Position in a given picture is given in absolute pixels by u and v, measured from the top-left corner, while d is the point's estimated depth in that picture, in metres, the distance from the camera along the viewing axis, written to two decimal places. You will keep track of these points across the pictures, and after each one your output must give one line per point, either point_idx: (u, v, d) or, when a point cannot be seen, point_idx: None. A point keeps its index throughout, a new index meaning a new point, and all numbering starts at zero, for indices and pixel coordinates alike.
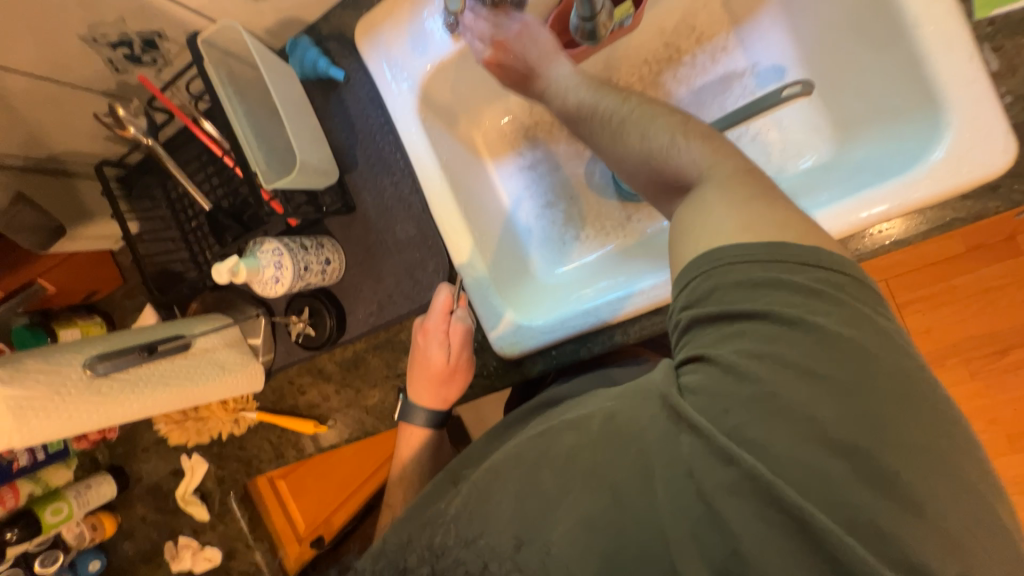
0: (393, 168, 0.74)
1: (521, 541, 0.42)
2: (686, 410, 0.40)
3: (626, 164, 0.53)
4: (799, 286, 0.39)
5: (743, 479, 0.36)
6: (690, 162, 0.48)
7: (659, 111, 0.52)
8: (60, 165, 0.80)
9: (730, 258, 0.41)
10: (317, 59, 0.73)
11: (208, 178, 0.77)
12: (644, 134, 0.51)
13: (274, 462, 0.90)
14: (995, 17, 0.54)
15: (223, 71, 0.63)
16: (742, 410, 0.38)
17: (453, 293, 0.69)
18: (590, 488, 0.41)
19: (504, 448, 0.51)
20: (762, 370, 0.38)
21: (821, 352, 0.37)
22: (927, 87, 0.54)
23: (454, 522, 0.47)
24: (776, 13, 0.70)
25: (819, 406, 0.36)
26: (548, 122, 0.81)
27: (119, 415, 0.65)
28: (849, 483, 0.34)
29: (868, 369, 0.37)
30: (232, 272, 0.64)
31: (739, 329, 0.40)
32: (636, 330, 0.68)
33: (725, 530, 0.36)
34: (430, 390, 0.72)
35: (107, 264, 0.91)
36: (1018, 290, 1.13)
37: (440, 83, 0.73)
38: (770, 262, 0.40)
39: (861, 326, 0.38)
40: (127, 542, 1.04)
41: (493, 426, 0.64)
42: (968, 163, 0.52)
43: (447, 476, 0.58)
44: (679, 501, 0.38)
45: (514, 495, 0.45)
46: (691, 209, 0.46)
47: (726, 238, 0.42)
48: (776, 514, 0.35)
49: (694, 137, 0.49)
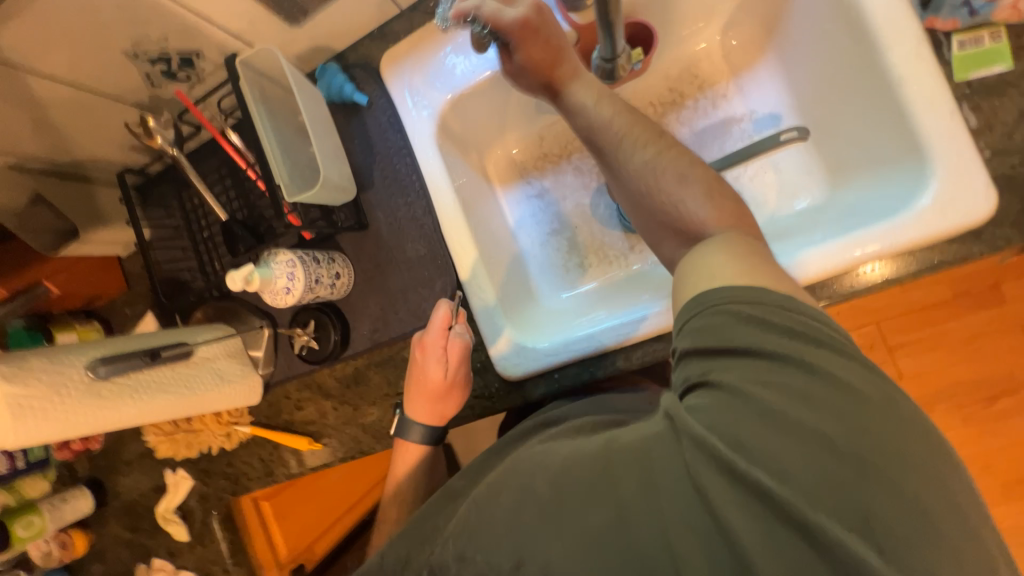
0: (408, 189, 0.77)
1: (521, 559, 0.41)
2: (690, 425, 0.40)
3: (648, 204, 0.55)
4: (791, 327, 0.41)
5: (753, 496, 0.36)
6: (703, 215, 0.52)
7: (695, 160, 0.54)
8: (82, 171, 0.82)
9: (727, 297, 0.43)
10: (343, 84, 0.77)
11: (227, 190, 0.80)
12: (680, 177, 0.53)
13: (262, 479, 0.87)
14: (971, 79, 0.60)
15: (257, 90, 0.66)
16: (753, 428, 0.38)
17: (452, 309, 0.69)
18: (591, 500, 0.41)
19: (504, 465, 0.51)
20: (770, 397, 0.39)
21: (817, 378, 0.39)
22: (912, 140, 0.59)
23: (454, 539, 0.46)
24: (771, 66, 0.75)
25: (824, 424, 0.37)
26: (556, 155, 0.86)
27: (115, 420, 0.63)
28: (860, 498, 0.35)
29: (864, 398, 0.38)
30: (245, 280, 0.65)
31: (740, 361, 0.41)
32: (639, 356, 0.69)
33: (735, 548, 0.36)
34: (428, 406, 0.71)
35: (113, 270, 0.90)
36: (1003, 338, 1.17)
37: (457, 113, 0.77)
38: (763, 301, 0.43)
39: (856, 370, 0.40)
40: (96, 563, 0.99)
41: (491, 444, 0.63)
42: (953, 210, 0.56)
43: (443, 496, 0.57)
44: (686, 515, 0.38)
45: (513, 511, 0.44)
46: (695, 261, 0.49)
47: (728, 279, 0.45)
48: (786, 529, 0.35)
49: (717, 197, 0.53)
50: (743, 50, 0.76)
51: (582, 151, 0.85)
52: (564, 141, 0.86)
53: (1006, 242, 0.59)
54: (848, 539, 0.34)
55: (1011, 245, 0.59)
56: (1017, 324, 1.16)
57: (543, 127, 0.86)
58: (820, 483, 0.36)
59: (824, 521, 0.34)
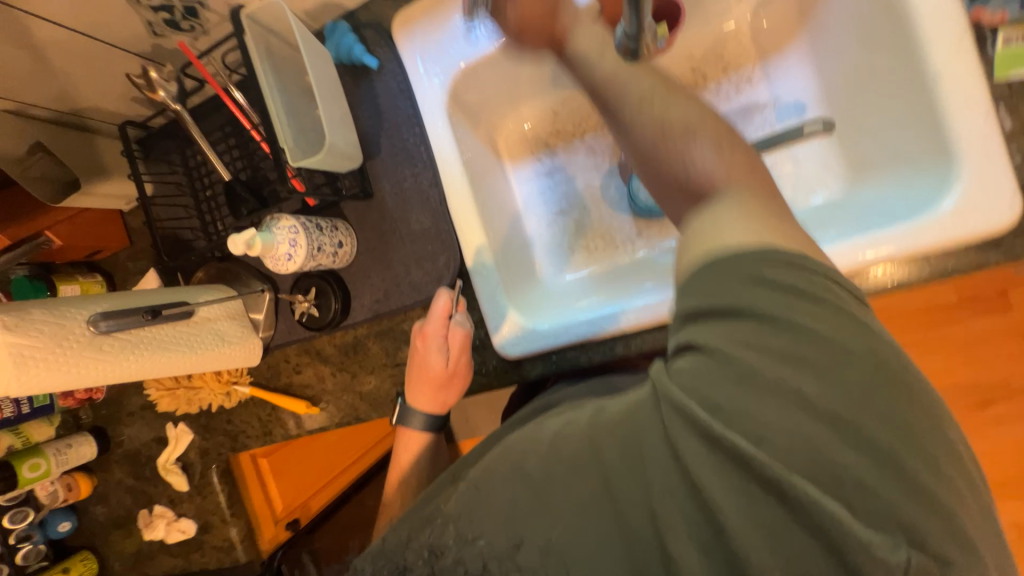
0: (415, 160, 0.76)
1: (521, 540, 0.42)
2: (672, 392, 0.39)
3: (650, 157, 0.50)
4: (784, 282, 0.39)
5: (728, 459, 0.36)
6: (713, 173, 0.46)
7: (707, 114, 0.48)
8: (84, 120, 0.80)
9: (721, 252, 0.41)
10: (352, 45, 0.74)
11: (229, 149, 0.78)
12: (686, 130, 0.48)
13: (260, 438, 0.90)
14: (1012, 78, 0.57)
15: (262, 46, 0.63)
16: (730, 389, 0.37)
17: (453, 298, 0.69)
18: (580, 471, 0.42)
19: (497, 448, 0.51)
20: (754, 359, 0.37)
21: (807, 342, 0.37)
22: (941, 138, 0.56)
23: (454, 520, 0.47)
24: (802, 51, 0.72)
25: (804, 383, 0.36)
26: (570, 132, 0.84)
27: (114, 373, 0.64)
28: (838, 459, 0.35)
29: (848, 347, 0.37)
30: (247, 244, 0.65)
31: (726, 322, 0.39)
32: (637, 345, 0.70)
33: (710, 509, 0.36)
34: (429, 393, 0.72)
35: (116, 224, 0.90)
36: (1005, 345, 1.16)
37: (470, 82, 0.74)
38: (755, 256, 0.40)
39: (844, 319, 0.38)
40: (100, 506, 1.03)
41: (492, 431, 0.64)
42: (973, 215, 0.54)
43: (449, 475, 0.59)
44: (665, 480, 0.38)
45: (506, 484, 0.45)
46: (705, 218, 0.44)
47: (727, 234, 0.42)
48: (758, 490, 0.35)
49: (729, 153, 0.47)
50: (774, 32, 0.73)
51: (597, 130, 0.83)
52: (579, 117, 0.83)
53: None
54: (822, 499, 0.34)
55: None
56: (1023, 332, 1.15)
57: (558, 102, 0.83)
58: (796, 446, 0.35)
59: (795, 480, 0.34)
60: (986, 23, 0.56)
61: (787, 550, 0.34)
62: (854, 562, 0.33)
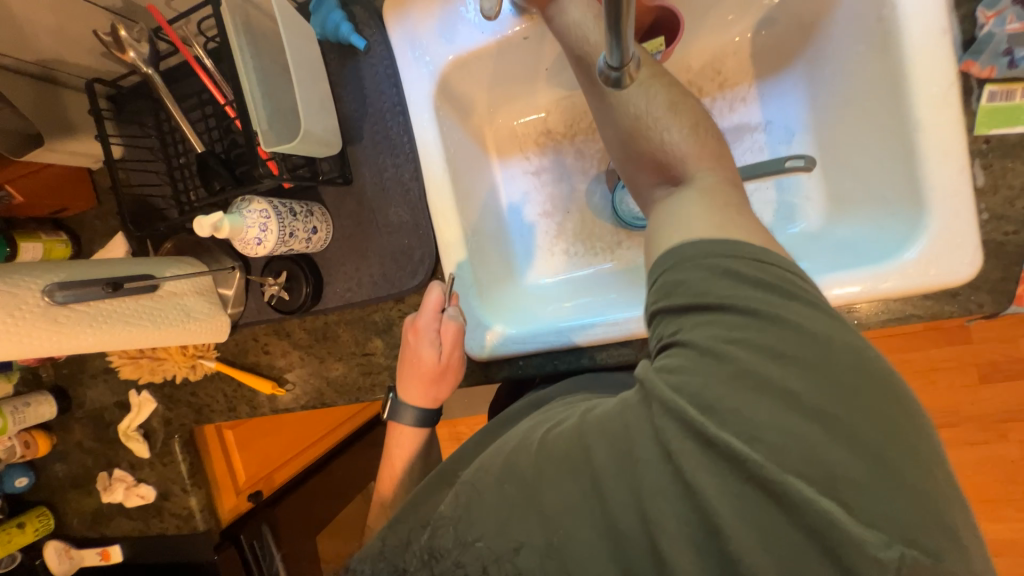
0: (397, 150, 0.74)
1: (519, 544, 0.41)
2: (660, 390, 0.37)
3: (635, 151, 0.53)
4: (760, 277, 0.39)
5: (721, 459, 0.34)
6: (683, 149, 0.50)
7: (689, 101, 0.52)
8: (49, 72, 0.76)
9: (704, 250, 0.42)
10: (340, 23, 0.70)
11: (205, 118, 0.75)
12: (670, 104, 0.51)
13: (225, 414, 0.90)
14: (991, 135, 0.57)
15: (241, 18, 0.60)
16: (722, 386, 0.36)
17: (445, 292, 0.68)
18: (571, 470, 0.40)
19: (493, 449, 0.49)
20: (738, 353, 0.36)
21: (793, 339, 0.36)
22: (916, 188, 0.57)
23: (453, 523, 0.45)
24: (798, 75, 0.71)
25: (789, 378, 0.35)
26: (560, 133, 0.82)
27: (71, 345, 0.63)
28: (829, 456, 0.33)
29: (831, 349, 0.36)
30: (215, 226, 0.62)
31: (709, 319, 0.39)
32: (602, 358, 0.71)
33: (701, 508, 0.34)
34: (421, 390, 0.70)
35: (84, 183, 0.85)
36: (959, 374, 1.21)
37: (460, 74, 0.72)
38: (735, 253, 0.41)
39: (826, 321, 0.37)
40: (59, 463, 1.02)
41: (482, 427, 0.64)
42: (936, 267, 0.55)
43: (438, 478, 0.56)
44: (656, 481, 0.36)
45: (501, 484, 0.43)
46: (675, 200, 0.48)
47: (704, 229, 0.43)
48: (751, 489, 0.33)
49: (702, 133, 0.50)
50: (770, 55, 0.72)
51: (587, 134, 0.81)
52: (571, 118, 0.81)
53: (978, 307, 0.59)
54: (816, 498, 0.32)
55: (983, 310, 0.59)
56: (977, 363, 1.20)
57: (551, 101, 0.81)
58: (788, 442, 0.33)
59: (788, 481, 0.32)
60: (974, 76, 0.57)
61: (782, 550, 0.32)
62: (848, 560, 0.31)
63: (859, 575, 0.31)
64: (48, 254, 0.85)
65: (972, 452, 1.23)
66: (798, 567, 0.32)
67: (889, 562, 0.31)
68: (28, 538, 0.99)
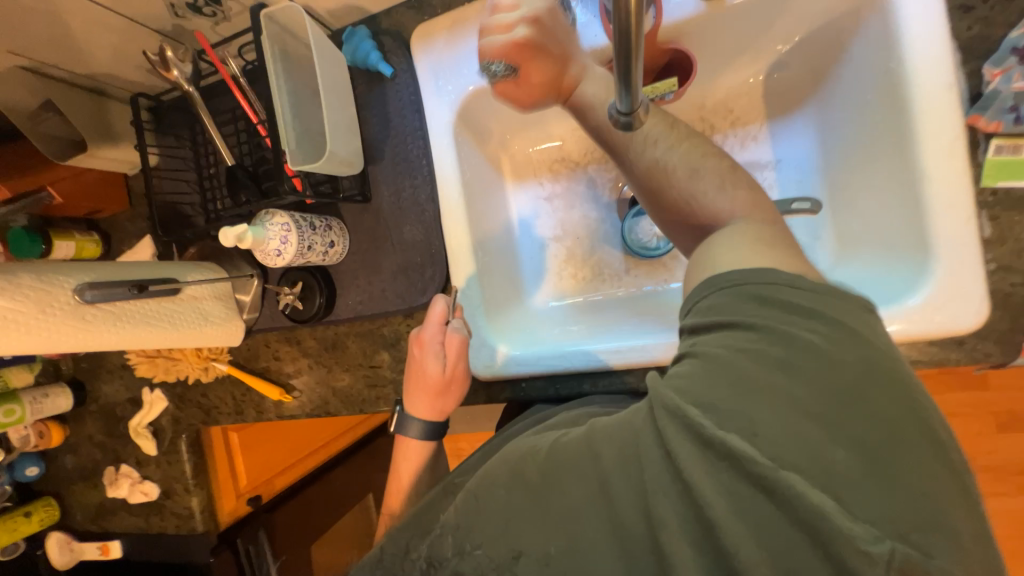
0: (416, 172, 0.77)
1: (519, 552, 0.40)
2: (666, 395, 0.38)
3: (661, 202, 0.52)
4: (792, 302, 0.39)
5: (719, 459, 0.34)
6: (721, 209, 0.49)
7: (710, 153, 0.51)
8: (100, 85, 0.81)
9: (727, 275, 0.43)
10: (369, 52, 0.74)
11: (237, 134, 0.80)
12: (694, 168, 0.50)
13: (232, 416, 0.92)
14: (999, 187, 0.58)
15: (278, 45, 0.64)
16: (726, 390, 0.36)
17: (449, 305, 0.71)
18: (578, 473, 0.41)
19: (499, 456, 0.50)
20: (744, 361, 0.37)
21: (798, 347, 0.36)
22: (921, 235, 0.58)
23: (454, 531, 0.45)
24: (810, 115, 0.72)
25: (795, 386, 0.35)
26: (574, 161, 0.84)
27: (95, 342, 0.66)
28: (823, 452, 0.33)
29: (839, 362, 0.35)
30: (238, 237, 0.66)
31: (728, 334, 0.39)
32: (604, 385, 0.71)
33: (698, 505, 0.34)
34: (428, 402, 0.71)
35: (118, 187, 0.90)
36: (975, 422, 1.18)
37: (480, 103, 0.76)
38: (770, 279, 0.41)
39: (844, 338, 0.37)
40: (69, 455, 1.04)
41: (485, 443, 0.64)
42: (940, 314, 0.55)
43: (443, 491, 0.57)
44: (658, 477, 0.36)
45: (506, 489, 0.44)
46: (704, 245, 0.48)
47: (733, 258, 0.44)
48: (747, 486, 0.33)
49: (733, 188, 0.49)
50: (782, 98, 0.74)
51: (600, 163, 0.83)
52: (585, 148, 0.83)
53: (983, 356, 0.59)
54: (806, 491, 0.32)
55: (988, 360, 0.60)
56: (994, 411, 1.17)
57: (566, 130, 0.83)
58: (787, 440, 0.33)
59: (781, 474, 0.32)
60: (980, 130, 0.58)
61: (774, 544, 0.32)
62: (836, 551, 0.30)
63: (850, 569, 0.30)
64: (80, 252, 0.89)
65: (987, 504, 1.19)
66: (788, 561, 0.31)
67: (879, 557, 0.30)
68: (32, 527, 1.01)
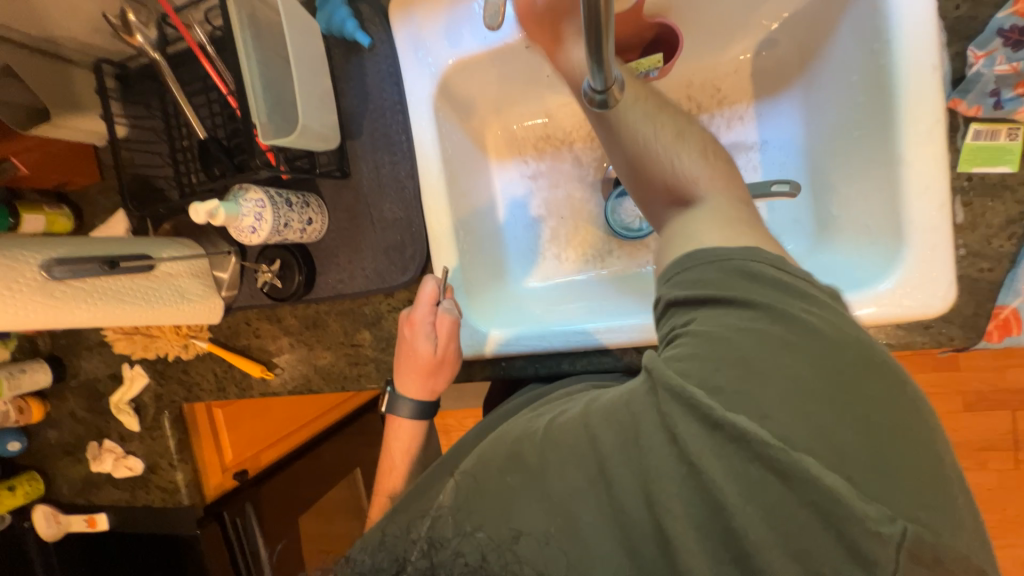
0: (396, 148, 0.75)
1: (520, 532, 0.41)
2: (668, 376, 0.37)
3: (641, 170, 0.51)
4: (796, 284, 0.40)
5: (728, 442, 0.34)
6: (695, 179, 0.48)
7: (689, 128, 0.51)
8: (56, 48, 0.76)
9: (716, 251, 0.42)
10: (344, 20, 0.71)
11: (208, 105, 0.77)
12: (677, 132, 0.50)
13: (214, 393, 0.92)
14: (974, 173, 0.59)
15: (246, 11, 0.61)
16: (730, 370, 0.36)
17: (440, 285, 0.70)
18: (577, 457, 0.41)
19: (493, 439, 0.50)
20: (745, 341, 0.37)
21: (799, 330, 0.37)
22: (896, 219, 0.58)
23: (454, 512, 0.46)
24: (796, 95, 0.71)
25: (796, 365, 0.35)
26: (560, 139, 0.83)
27: (68, 319, 0.64)
28: (829, 431, 0.33)
29: (840, 345, 0.36)
30: (210, 213, 0.65)
31: (725, 311, 0.39)
32: (583, 363, 0.72)
33: (707, 489, 0.34)
34: (418, 383, 0.72)
35: (88, 159, 0.86)
36: (944, 401, 1.22)
37: (462, 75, 0.74)
38: (760, 259, 0.41)
39: (841, 323, 0.38)
40: (51, 430, 1.04)
41: (478, 422, 0.65)
42: (909, 298, 0.56)
43: (439, 469, 0.58)
44: (663, 465, 0.36)
45: (505, 469, 0.44)
46: (686, 221, 0.47)
47: (713, 237, 0.44)
48: (759, 470, 0.33)
49: (709, 161, 0.49)
50: (766, 77, 0.73)
51: (586, 141, 0.82)
52: (570, 125, 0.82)
53: (948, 340, 0.61)
54: (819, 473, 0.32)
55: (952, 344, 0.61)
56: (962, 391, 1.21)
57: (551, 104, 0.81)
58: (795, 420, 0.34)
59: (794, 455, 0.32)
60: (961, 114, 0.58)
61: (785, 526, 0.33)
62: (851, 535, 0.31)
63: (863, 550, 0.31)
64: (51, 226, 0.86)
65: None
66: (798, 539, 0.32)
67: (889, 536, 0.31)
68: (17, 501, 1.01)
